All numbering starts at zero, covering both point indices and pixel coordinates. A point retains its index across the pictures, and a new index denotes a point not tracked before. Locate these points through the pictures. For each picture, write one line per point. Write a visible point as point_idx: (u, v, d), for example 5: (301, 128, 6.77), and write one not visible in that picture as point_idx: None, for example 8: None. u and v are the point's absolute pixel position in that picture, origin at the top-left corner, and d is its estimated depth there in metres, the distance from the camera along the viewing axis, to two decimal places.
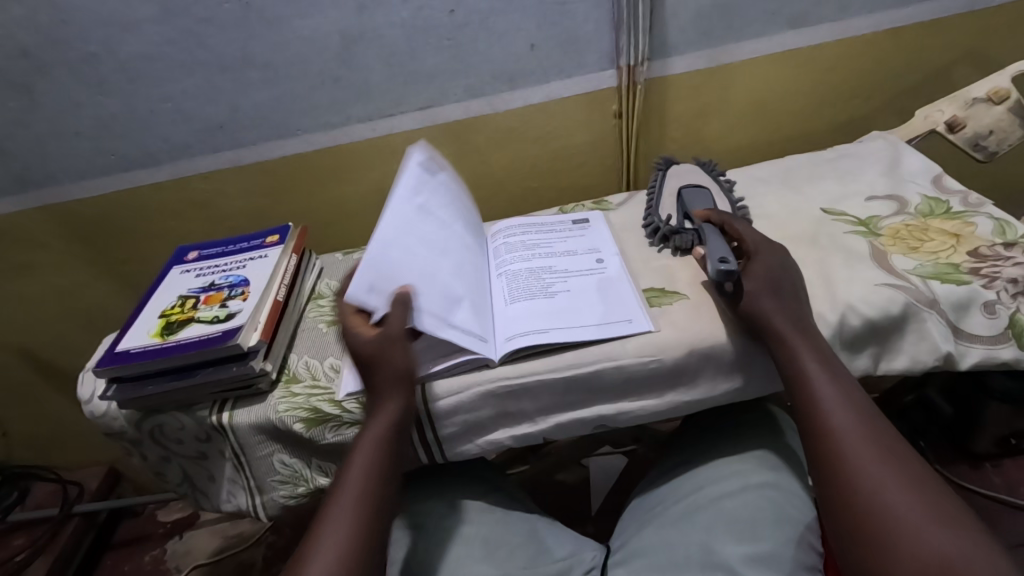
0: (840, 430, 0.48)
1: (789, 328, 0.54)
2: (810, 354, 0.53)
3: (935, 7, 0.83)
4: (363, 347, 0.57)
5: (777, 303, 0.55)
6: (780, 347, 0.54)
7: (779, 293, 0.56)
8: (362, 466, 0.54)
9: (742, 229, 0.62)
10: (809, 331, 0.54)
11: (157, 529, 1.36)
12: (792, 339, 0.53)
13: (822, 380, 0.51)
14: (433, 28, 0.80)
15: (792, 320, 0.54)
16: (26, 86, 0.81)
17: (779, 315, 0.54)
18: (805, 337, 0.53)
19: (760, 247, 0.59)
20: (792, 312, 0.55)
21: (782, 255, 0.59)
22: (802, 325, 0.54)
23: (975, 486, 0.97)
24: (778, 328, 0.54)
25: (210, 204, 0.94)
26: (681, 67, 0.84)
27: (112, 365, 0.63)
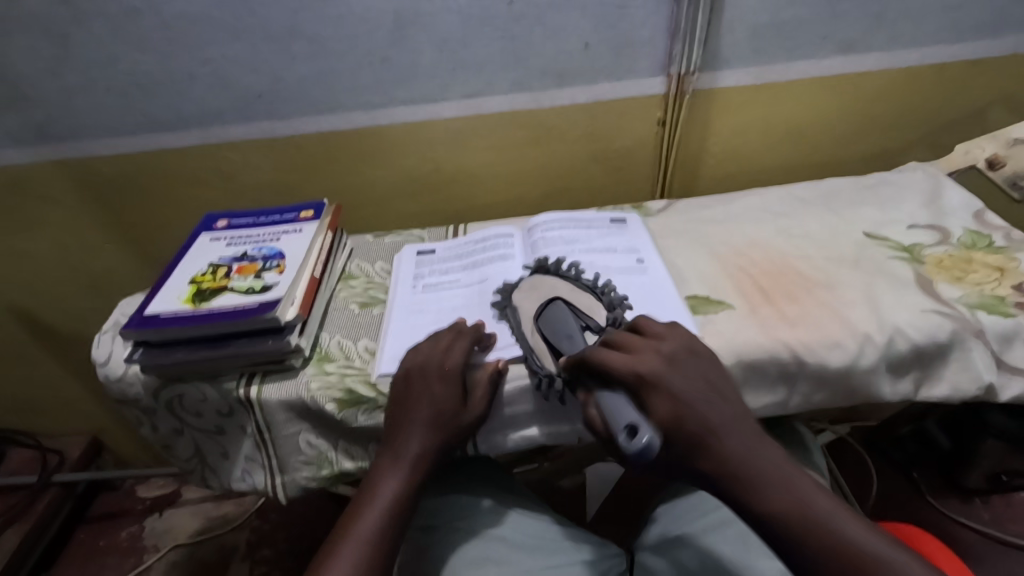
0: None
1: (758, 483, 0.44)
2: (805, 517, 0.43)
3: (980, 47, 0.86)
4: (419, 382, 0.58)
5: (715, 448, 0.44)
6: (749, 507, 0.44)
7: (706, 443, 0.45)
8: (380, 504, 0.54)
9: (608, 361, 0.48)
10: (785, 479, 0.44)
11: (136, 505, 1.32)
12: (758, 488, 0.44)
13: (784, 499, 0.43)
14: (490, 17, 0.79)
15: (746, 475, 0.44)
16: (60, 34, 0.78)
17: (729, 462, 0.44)
18: (778, 490, 0.43)
19: (652, 375, 0.46)
20: (741, 454, 0.44)
21: (688, 362, 0.49)
22: (769, 465, 0.45)
23: (962, 518, 0.99)
24: (748, 490, 0.44)
25: (235, 174, 0.91)
26: (729, 81, 0.86)
27: (140, 329, 0.61)
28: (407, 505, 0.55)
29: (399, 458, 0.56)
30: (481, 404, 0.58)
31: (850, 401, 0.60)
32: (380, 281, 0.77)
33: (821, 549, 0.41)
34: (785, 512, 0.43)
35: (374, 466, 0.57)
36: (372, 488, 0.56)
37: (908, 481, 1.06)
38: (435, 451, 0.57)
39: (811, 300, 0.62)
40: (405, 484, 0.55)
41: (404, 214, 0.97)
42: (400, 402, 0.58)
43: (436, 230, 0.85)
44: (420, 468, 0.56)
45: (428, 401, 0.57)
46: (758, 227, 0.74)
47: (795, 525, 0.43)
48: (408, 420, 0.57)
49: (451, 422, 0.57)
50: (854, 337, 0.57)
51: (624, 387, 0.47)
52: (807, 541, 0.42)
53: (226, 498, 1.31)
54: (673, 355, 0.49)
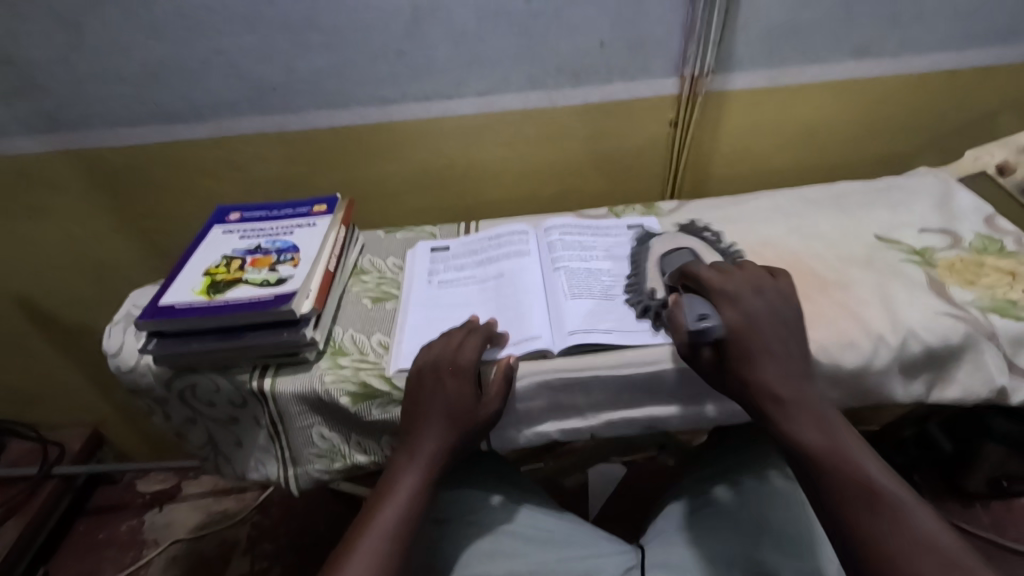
0: (881, 535, 0.43)
1: (789, 403, 0.50)
2: (822, 442, 0.49)
3: (991, 53, 0.87)
4: (432, 380, 0.58)
5: (761, 362, 0.52)
6: (773, 420, 0.51)
7: (751, 353, 0.52)
8: (397, 500, 0.55)
9: (707, 278, 0.57)
10: (814, 406, 0.50)
11: (137, 498, 1.31)
12: (789, 407, 0.50)
13: (796, 417, 0.50)
14: (506, 13, 0.79)
15: (780, 394, 0.51)
16: (76, 22, 0.78)
17: (761, 379, 0.51)
18: (806, 416, 0.50)
19: (729, 293, 0.54)
20: (782, 375, 0.51)
21: (768, 292, 0.55)
22: (800, 390, 0.51)
23: (963, 522, 1.00)
24: (777, 406, 0.51)
25: (247, 166, 0.91)
26: (742, 83, 0.86)
27: (155, 318, 0.61)
28: (424, 501, 0.55)
29: (415, 455, 0.56)
30: (495, 399, 0.58)
31: (863, 402, 0.60)
32: (393, 276, 0.77)
33: (831, 470, 0.47)
34: (806, 437, 0.49)
35: (390, 463, 0.58)
36: (389, 484, 0.56)
37: (908, 484, 1.06)
38: (452, 449, 0.57)
39: (825, 301, 0.62)
40: (421, 480, 0.56)
41: (414, 210, 0.97)
42: (413, 401, 0.58)
43: (447, 227, 0.85)
44: (435, 466, 0.56)
45: (442, 400, 0.57)
46: (771, 228, 0.75)
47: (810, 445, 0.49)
48: (423, 418, 0.57)
49: (467, 419, 0.57)
50: (868, 338, 0.58)
51: (709, 294, 0.56)
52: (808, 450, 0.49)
53: (227, 493, 1.30)
54: (759, 282, 0.56)
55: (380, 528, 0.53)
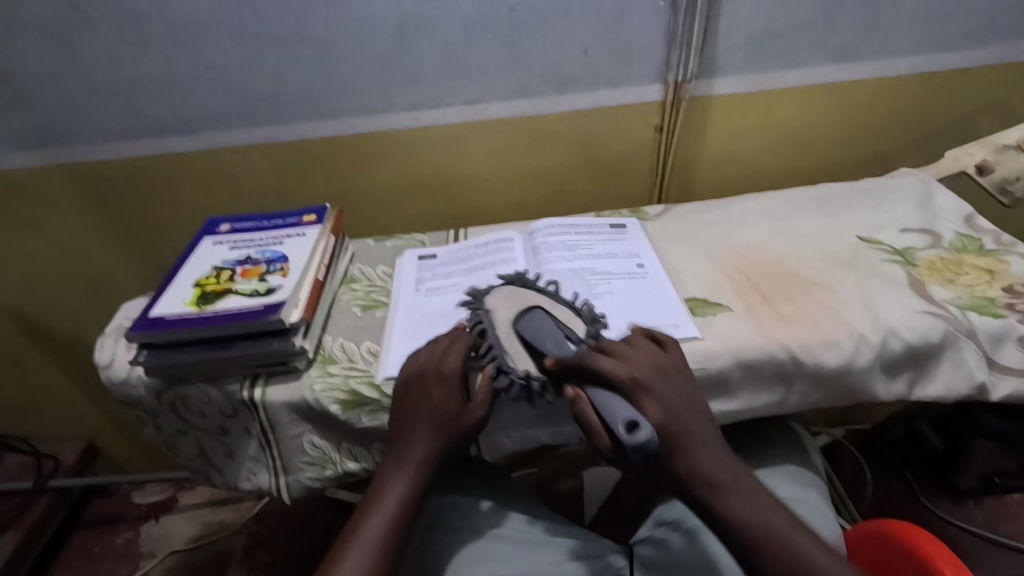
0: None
1: (722, 491, 0.49)
2: (762, 520, 0.49)
3: (968, 55, 0.88)
4: (419, 389, 0.58)
5: (694, 455, 0.50)
6: (711, 509, 0.50)
7: (683, 444, 0.50)
8: (386, 508, 0.55)
9: (607, 364, 0.52)
10: (745, 485, 0.50)
11: (132, 510, 1.31)
12: (724, 493, 0.49)
13: (729, 499, 0.49)
14: (492, 23, 0.80)
15: (716, 481, 0.50)
16: (65, 37, 0.78)
17: (700, 471, 0.50)
18: (740, 495, 0.49)
19: (645, 383, 0.51)
20: (716, 463, 0.50)
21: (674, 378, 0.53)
22: (731, 475, 0.50)
23: (955, 519, 0.99)
24: (711, 494, 0.49)
25: (239, 178, 0.92)
26: (726, 88, 0.87)
27: (146, 330, 0.61)
28: (411, 511, 0.56)
29: (403, 464, 0.57)
30: (480, 407, 0.57)
31: (847, 400, 0.61)
32: (383, 284, 0.77)
33: (773, 552, 0.48)
34: (744, 518, 0.49)
35: (380, 471, 0.58)
36: (378, 491, 0.56)
37: (902, 483, 1.08)
38: (440, 456, 0.57)
39: (808, 301, 0.63)
40: (408, 489, 0.56)
41: (405, 218, 0.98)
42: (401, 410, 0.58)
43: (437, 234, 0.86)
44: (422, 474, 0.57)
45: (429, 408, 0.57)
46: (756, 230, 0.76)
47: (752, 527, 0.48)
48: (410, 426, 0.57)
49: (453, 426, 0.57)
50: (850, 337, 0.59)
51: (618, 389, 0.51)
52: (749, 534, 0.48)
53: (223, 504, 1.30)
54: (661, 364, 0.54)
55: (368, 536, 0.53)
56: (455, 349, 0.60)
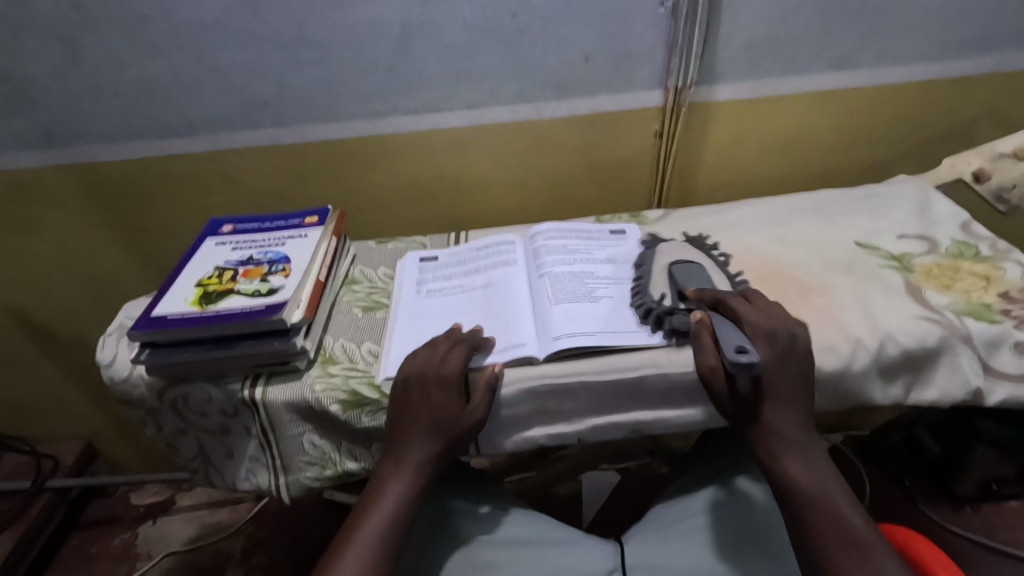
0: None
1: (788, 443, 0.54)
2: (813, 481, 0.52)
3: (965, 64, 0.89)
4: (417, 391, 0.59)
5: (780, 407, 0.55)
6: (772, 458, 0.54)
7: (779, 395, 0.55)
8: (383, 509, 0.55)
9: (745, 311, 0.57)
10: (812, 448, 0.54)
11: (130, 511, 1.31)
12: (787, 448, 0.54)
13: (787, 453, 0.53)
14: (494, 29, 0.81)
15: (790, 437, 0.54)
16: (72, 39, 0.79)
17: (781, 422, 0.55)
18: (800, 455, 0.53)
19: (772, 331, 0.56)
20: (795, 421, 0.54)
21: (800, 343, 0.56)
22: (802, 436, 0.54)
23: (952, 525, 0.99)
24: (777, 447, 0.54)
25: (242, 180, 0.92)
26: (725, 94, 0.88)
27: (148, 329, 0.62)
28: (408, 512, 0.56)
29: (402, 464, 0.57)
30: (479, 409, 0.58)
31: (844, 405, 0.62)
32: (384, 286, 0.78)
33: (810, 510, 0.51)
34: (800, 477, 0.52)
35: (378, 472, 0.59)
36: (377, 491, 0.57)
37: (901, 489, 1.08)
38: (436, 458, 0.58)
39: (805, 306, 0.64)
40: (405, 491, 0.56)
41: (406, 221, 0.98)
42: (399, 412, 0.59)
43: (438, 237, 0.87)
44: (419, 475, 0.57)
45: (427, 410, 0.58)
46: (754, 235, 0.76)
47: (800, 484, 0.52)
48: (408, 428, 0.58)
49: (451, 429, 0.58)
50: (847, 341, 0.59)
51: (741, 325, 0.57)
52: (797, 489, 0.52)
53: (221, 505, 1.30)
54: (790, 320, 0.57)
55: (365, 537, 0.54)
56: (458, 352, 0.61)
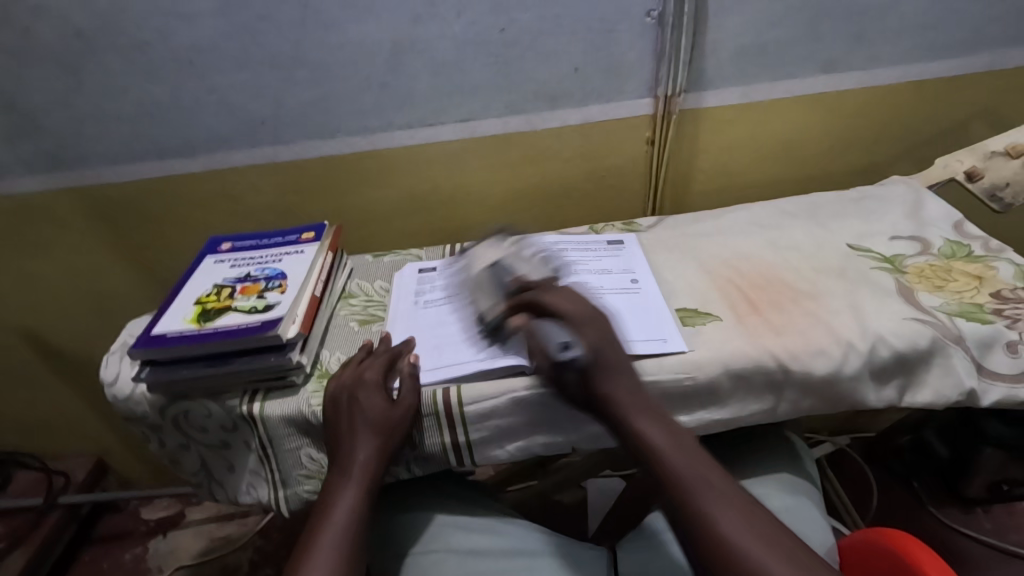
0: (721, 526, 0.46)
1: (633, 415, 0.53)
2: (668, 444, 0.51)
3: (956, 64, 0.89)
4: (348, 397, 0.60)
5: (613, 380, 0.55)
6: (626, 429, 0.53)
7: (610, 368, 0.56)
8: (338, 518, 0.55)
9: (548, 300, 0.61)
10: (659, 416, 0.54)
11: (140, 526, 1.32)
12: (636, 418, 0.53)
13: (639, 418, 0.53)
14: (482, 44, 0.82)
15: (629, 402, 0.54)
16: (75, 66, 0.81)
17: (614, 390, 0.55)
18: (652, 418, 0.53)
19: (582, 318, 0.59)
20: (631, 394, 0.55)
21: (601, 327, 0.59)
22: (644, 406, 0.54)
23: (960, 527, 0.98)
24: (630, 421, 0.53)
25: (242, 197, 0.94)
26: (715, 101, 0.89)
27: (147, 347, 0.63)
28: (364, 517, 0.57)
29: (349, 473, 0.58)
30: (409, 403, 0.60)
31: (837, 408, 0.61)
32: (380, 299, 0.79)
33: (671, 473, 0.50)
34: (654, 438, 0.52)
35: (327, 488, 0.58)
36: (327, 507, 0.56)
37: (909, 492, 1.06)
38: (382, 459, 0.59)
39: (797, 311, 0.64)
40: (357, 499, 0.57)
41: (403, 234, 0.99)
42: (337, 421, 0.60)
43: (434, 249, 0.88)
44: (369, 481, 0.58)
45: (362, 414, 0.59)
46: (746, 241, 0.76)
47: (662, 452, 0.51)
48: (347, 435, 0.59)
49: (388, 428, 0.59)
50: (838, 345, 0.59)
51: (559, 320, 0.60)
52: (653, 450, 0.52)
53: (230, 518, 1.31)
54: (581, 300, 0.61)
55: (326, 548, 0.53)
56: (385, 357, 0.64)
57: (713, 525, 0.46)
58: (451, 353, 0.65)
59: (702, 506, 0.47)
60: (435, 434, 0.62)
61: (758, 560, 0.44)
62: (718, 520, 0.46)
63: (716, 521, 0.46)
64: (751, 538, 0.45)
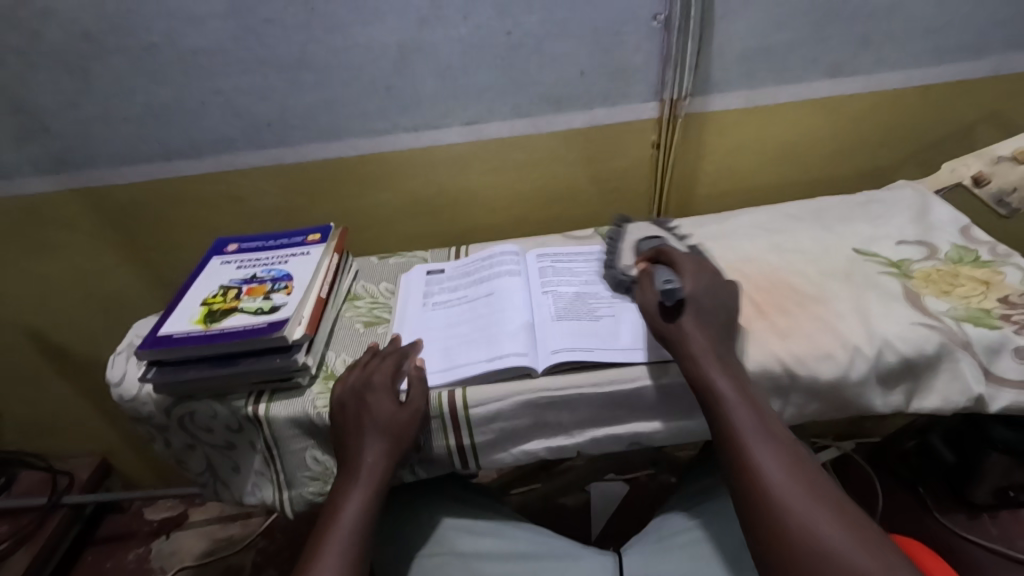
0: (764, 468, 0.50)
1: (704, 356, 0.56)
2: (736, 395, 0.54)
3: (962, 68, 0.89)
4: (358, 398, 0.60)
5: (697, 328, 0.58)
6: (694, 371, 0.56)
7: (703, 313, 0.60)
8: (345, 522, 0.55)
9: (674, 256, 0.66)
10: (731, 367, 0.56)
11: (143, 527, 1.32)
12: (705, 361, 0.56)
13: (712, 369, 0.55)
14: (488, 47, 0.83)
15: (709, 351, 0.57)
16: (83, 68, 0.82)
17: (697, 337, 0.58)
18: (725, 369, 0.56)
19: (697, 268, 0.64)
20: (711, 344, 0.57)
21: (710, 273, 0.64)
22: (716, 350, 0.57)
23: (965, 532, 0.96)
24: (701, 364, 0.56)
25: (248, 199, 0.94)
26: (721, 105, 0.89)
27: (154, 348, 0.63)
28: (370, 521, 0.56)
29: (356, 477, 0.58)
30: (417, 405, 0.60)
31: (843, 412, 0.61)
32: (385, 301, 0.79)
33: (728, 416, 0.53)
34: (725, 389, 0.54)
35: (334, 491, 0.58)
36: (334, 510, 0.56)
37: (914, 497, 1.06)
38: (389, 463, 0.59)
39: (804, 315, 0.63)
40: (363, 503, 0.56)
41: (408, 236, 1.00)
42: (346, 422, 0.60)
43: (439, 251, 0.88)
44: (377, 484, 0.57)
45: (370, 417, 0.59)
46: (752, 244, 0.76)
47: (724, 396, 0.54)
48: (355, 437, 0.59)
49: (396, 430, 0.59)
50: (844, 350, 0.59)
51: (677, 267, 0.65)
52: (721, 400, 0.54)
53: (233, 519, 1.31)
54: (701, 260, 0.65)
55: (331, 553, 0.53)
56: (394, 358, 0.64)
57: (758, 467, 0.50)
58: (455, 357, 0.65)
59: (751, 449, 0.51)
60: (440, 437, 0.62)
61: (794, 502, 0.47)
62: (763, 464, 0.50)
63: (763, 463, 0.50)
64: (792, 483, 0.48)
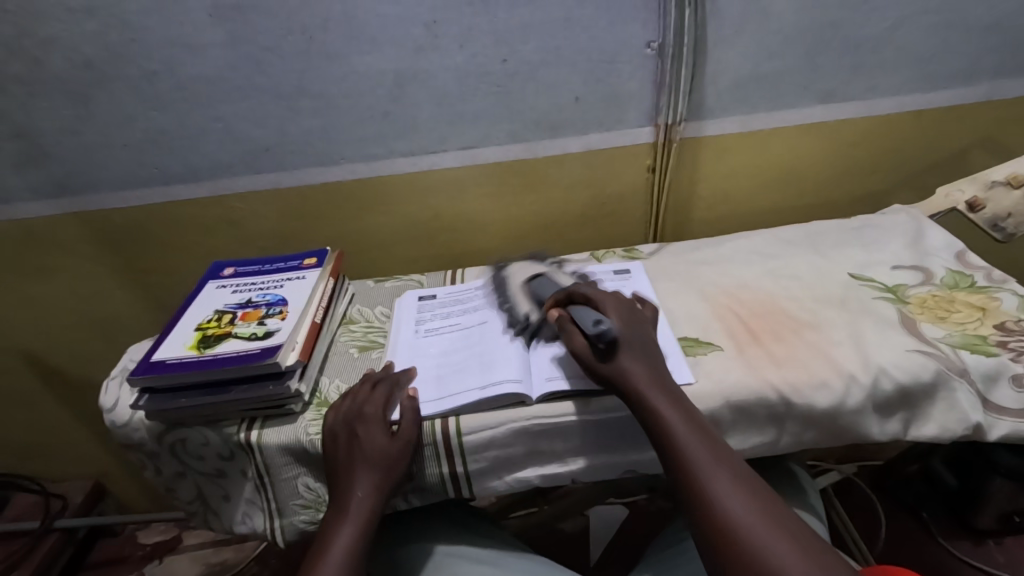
0: (745, 522, 0.45)
1: (651, 390, 0.54)
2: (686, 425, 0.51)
3: (954, 94, 0.90)
4: (350, 429, 0.60)
5: (632, 359, 0.56)
6: (645, 410, 0.53)
7: (634, 349, 0.57)
8: (334, 557, 0.54)
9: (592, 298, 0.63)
10: (676, 396, 0.54)
11: (136, 551, 1.30)
12: (655, 397, 0.53)
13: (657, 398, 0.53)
14: (485, 74, 0.84)
15: (649, 379, 0.55)
16: (84, 96, 0.83)
17: (634, 366, 0.56)
18: (668, 397, 0.53)
19: (623, 309, 0.61)
20: (649, 372, 0.55)
21: (630, 309, 0.62)
22: (666, 386, 0.55)
23: (976, 561, 0.95)
24: (643, 393, 0.54)
25: (245, 223, 0.95)
26: (715, 130, 0.90)
27: (145, 374, 0.63)
28: (364, 553, 0.55)
29: (348, 510, 0.57)
30: (410, 436, 0.60)
31: (839, 440, 0.60)
32: (381, 325, 0.79)
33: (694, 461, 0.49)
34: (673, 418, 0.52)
35: (324, 525, 0.57)
36: (323, 545, 0.55)
37: (918, 523, 1.04)
38: (379, 497, 0.57)
39: (799, 341, 0.63)
40: (354, 536, 0.55)
41: (405, 260, 1.00)
42: (338, 453, 0.59)
43: (435, 275, 0.88)
44: (369, 518, 0.56)
45: (360, 449, 0.58)
46: (747, 270, 0.76)
47: (682, 435, 0.51)
48: (347, 469, 0.58)
49: (386, 460, 0.58)
50: (840, 377, 0.59)
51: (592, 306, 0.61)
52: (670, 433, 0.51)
53: (226, 543, 1.29)
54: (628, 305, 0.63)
55: None
56: (385, 390, 0.64)
57: (725, 509, 0.46)
58: (450, 388, 0.64)
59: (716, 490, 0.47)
60: (434, 465, 0.61)
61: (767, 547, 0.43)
62: (730, 506, 0.46)
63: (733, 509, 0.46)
64: (766, 533, 0.44)
